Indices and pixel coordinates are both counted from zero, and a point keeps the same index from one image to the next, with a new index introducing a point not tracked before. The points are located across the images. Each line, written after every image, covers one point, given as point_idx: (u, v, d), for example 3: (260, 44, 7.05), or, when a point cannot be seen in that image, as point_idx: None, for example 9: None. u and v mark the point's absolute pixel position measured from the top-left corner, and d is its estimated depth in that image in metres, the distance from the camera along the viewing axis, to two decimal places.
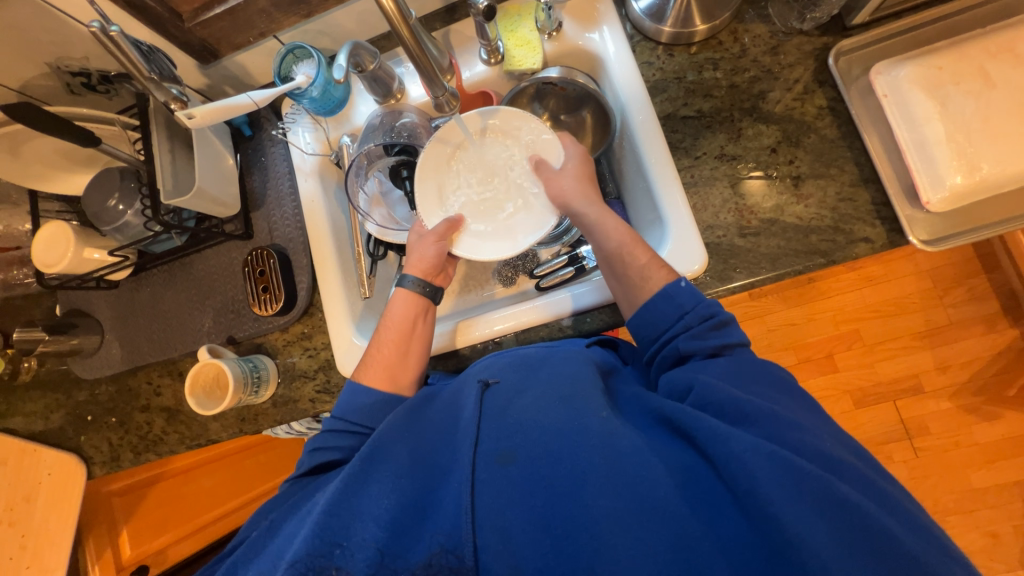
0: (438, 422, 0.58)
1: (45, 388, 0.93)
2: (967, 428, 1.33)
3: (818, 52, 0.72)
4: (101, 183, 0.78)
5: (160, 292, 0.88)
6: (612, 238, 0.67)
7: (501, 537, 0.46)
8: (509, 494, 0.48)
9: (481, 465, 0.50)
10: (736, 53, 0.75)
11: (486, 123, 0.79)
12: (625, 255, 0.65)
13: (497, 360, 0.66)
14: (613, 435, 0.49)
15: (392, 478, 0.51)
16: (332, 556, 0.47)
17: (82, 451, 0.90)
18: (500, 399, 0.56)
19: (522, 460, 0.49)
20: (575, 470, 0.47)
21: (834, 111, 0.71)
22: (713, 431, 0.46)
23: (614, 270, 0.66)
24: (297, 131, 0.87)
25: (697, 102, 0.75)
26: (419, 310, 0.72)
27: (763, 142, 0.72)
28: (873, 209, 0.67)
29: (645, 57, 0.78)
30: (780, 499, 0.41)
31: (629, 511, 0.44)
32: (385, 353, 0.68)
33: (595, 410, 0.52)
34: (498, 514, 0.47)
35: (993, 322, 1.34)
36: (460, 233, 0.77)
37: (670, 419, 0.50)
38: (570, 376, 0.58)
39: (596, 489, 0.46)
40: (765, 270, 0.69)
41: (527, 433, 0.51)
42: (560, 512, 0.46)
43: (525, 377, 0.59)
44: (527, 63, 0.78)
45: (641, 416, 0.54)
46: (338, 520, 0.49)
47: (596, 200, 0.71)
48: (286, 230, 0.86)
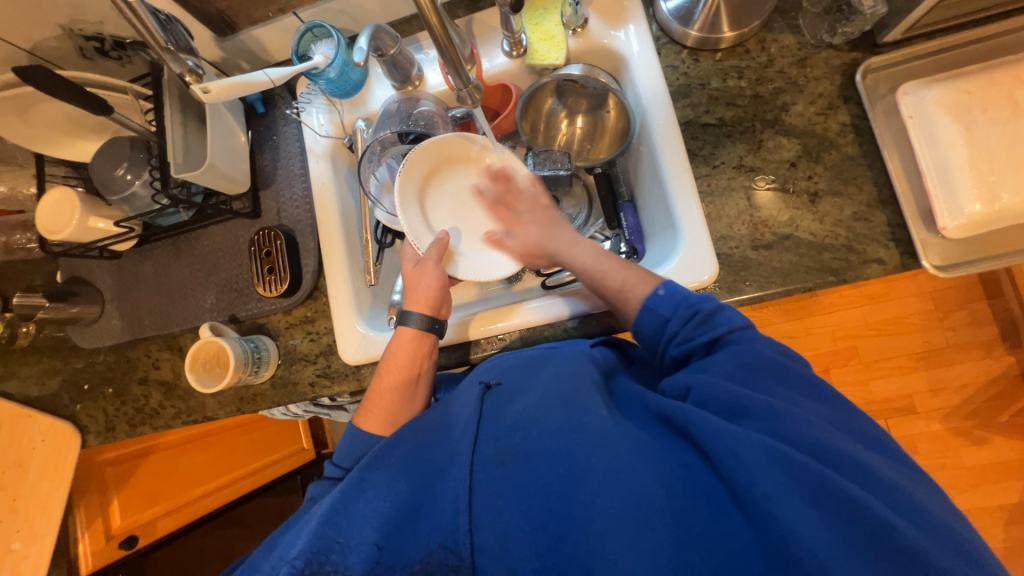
0: (438, 422, 0.58)
1: (42, 353, 0.93)
2: (956, 450, 1.35)
3: (845, 67, 0.72)
4: (110, 151, 0.77)
5: (164, 265, 0.87)
6: (570, 249, 0.72)
7: (500, 538, 0.46)
8: (508, 494, 0.48)
9: (479, 464, 0.50)
10: (762, 62, 0.74)
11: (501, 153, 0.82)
12: (603, 276, 0.67)
13: (501, 361, 0.67)
14: (611, 434, 0.49)
15: (388, 481, 0.52)
16: (331, 552, 0.48)
17: (77, 419, 0.90)
18: (501, 400, 0.57)
19: (520, 457, 0.50)
20: (574, 469, 0.47)
21: (857, 129, 0.70)
22: (710, 428, 0.46)
23: (603, 297, 0.68)
24: (311, 112, 0.86)
25: (719, 110, 0.74)
26: (423, 351, 0.70)
27: (783, 155, 0.71)
28: (888, 231, 0.67)
29: (669, 60, 0.77)
30: (776, 495, 0.41)
31: (627, 509, 0.44)
32: (385, 400, 0.67)
33: (593, 409, 0.52)
34: (497, 514, 0.47)
35: (991, 348, 1.34)
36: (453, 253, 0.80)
37: (667, 418, 0.50)
38: (569, 377, 0.58)
39: (594, 487, 0.46)
40: (775, 284, 0.68)
41: (524, 434, 0.51)
42: (555, 512, 0.46)
43: (526, 379, 0.60)
44: (550, 58, 0.77)
45: (639, 414, 0.54)
46: (336, 526, 0.49)
47: (568, 238, 0.73)
48: (295, 211, 0.85)
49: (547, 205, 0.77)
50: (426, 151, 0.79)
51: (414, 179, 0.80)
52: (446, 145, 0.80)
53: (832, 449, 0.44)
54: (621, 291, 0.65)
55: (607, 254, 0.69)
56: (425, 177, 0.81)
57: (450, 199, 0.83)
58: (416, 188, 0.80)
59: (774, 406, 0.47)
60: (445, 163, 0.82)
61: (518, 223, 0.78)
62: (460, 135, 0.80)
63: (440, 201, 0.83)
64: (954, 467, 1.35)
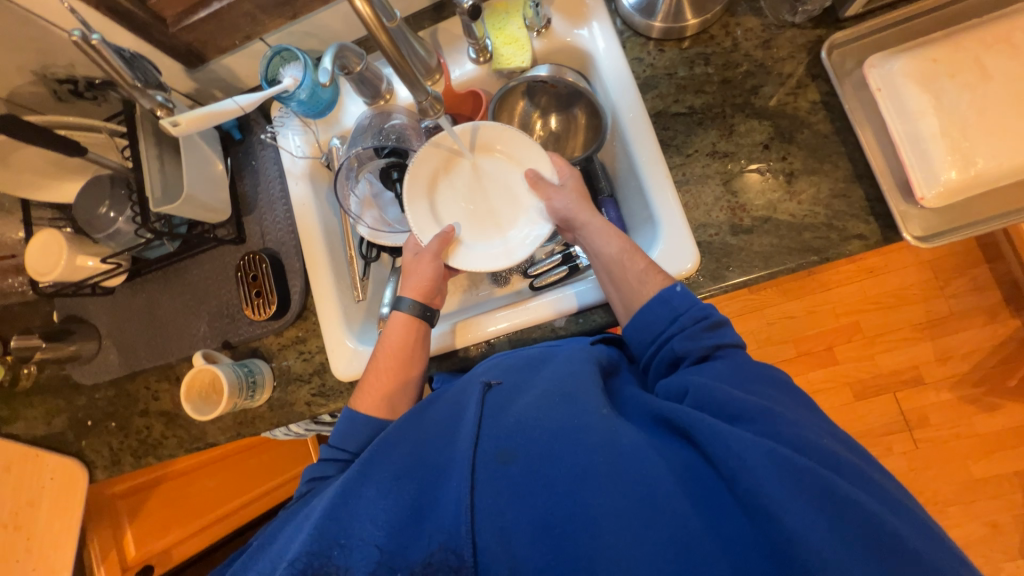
0: (439, 421, 0.57)
1: (45, 394, 0.94)
2: (967, 419, 1.33)
3: (811, 45, 0.71)
4: (92, 190, 0.78)
5: (156, 297, 0.88)
6: (595, 224, 0.69)
7: (501, 538, 0.46)
8: (509, 494, 0.47)
9: (481, 465, 0.50)
10: (728, 47, 0.73)
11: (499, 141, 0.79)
12: (625, 261, 0.65)
13: (503, 359, 0.65)
14: (614, 434, 0.49)
15: (390, 479, 0.52)
16: (332, 553, 0.48)
17: (84, 455, 0.92)
18: (500, 400, 0.56)
19: (523, 459, 0.49)
20: (576, 469, 0.47)
21: (828, 106, 0.69)
22: (713, 431, 0.45)
23: (613, 278, 0.66)
24: (286, 134, 0.87)
25: (688, 98, 0.74)
26: (417, 335, 0.72)
27: (755, 138, 0.71)
28: (867, 206, 0.67)
29: (635, 53, 0.77)
30: (782, 500, 0.40)
31: (628, 509, 0.44)
32: (381, 383, 0.68)
33: (595, 407, 0.52)
34: (499, 515, 0.47)
35: (995, 313, 1.33)
36: (458, 247, 0.77)
37: (667, 418, 0.50)
38: (571, 374, 0.56)
39: (596, 487, 0.46)
40: (758, 268, 0.68)
41: (527, 433, 0.51)
42: (557, 511, 0.45)
43: (525, 377, 0.59)
44: (516, 61, 0.77)
45: (637, 414, 0.54)
46: (338, 523, 0.49)
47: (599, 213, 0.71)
48: (278, 234, 0.86)
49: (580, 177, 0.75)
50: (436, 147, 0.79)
51: (423, 175, 0.79)
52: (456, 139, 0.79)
53: (802, 434, 0.46)
54: (642, 279, 0.63)
55: (628, 242, 0.67)
56: (436, 172, 0.81)
57: (460, 193, 0.81)
58: (426, 182, 0.80)
59: (776, 410, 0.47)
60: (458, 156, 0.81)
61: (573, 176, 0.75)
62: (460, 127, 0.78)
63: (450, 197, 0.81)
64: (968, 436, 1.33)
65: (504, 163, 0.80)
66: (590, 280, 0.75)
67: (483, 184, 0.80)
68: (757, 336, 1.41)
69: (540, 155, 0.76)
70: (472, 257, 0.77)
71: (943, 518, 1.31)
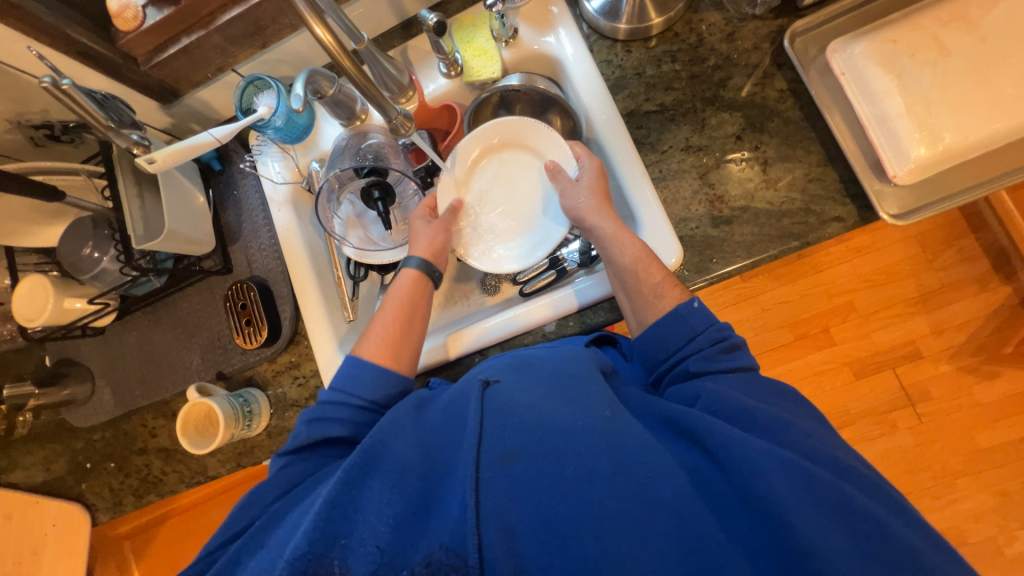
0: (440, 420, 0.55)
1: (42, 440, 0.93)
2: (968, 389, 1.34)
3: (774, 35, 0.72)
4: (75, 233, 0.78)
5: (147, 334, 0.88)
6: (606, 229, 0.68)
7: (506, 537, 0.44)
8: (515, 494, 0.45)
9: (484, 466, 0.47)
10: (693, 43, 0.75)
11: (515, 138, 0.82)
12: (640, 270, 0.64)
13: (500, 360, 0.63)
14: (621, 436, 0.47)
15: (393, 476, 0.48)
16: (332, 554, 0.44)
17: (84, 499, 0.91)
18: (501, 398, 0.53)
19: (526, 459, 0.47)
20: (580, 471, 0.45)
21: (795, 93, 0.70)
22: (725, 435, 0.46)
23: (625, 285, 0.66)
24: (266, 161, 0.87)
25: (659, 96, 0.75)
26: (421, 293, 0.73)
27: (727, 130, 0.72)
28: (842, 188, 0.67)
29: (603, 55, 0.78)
30: (796, 508, 0.41)
31: (635, 512, 0.42)
32: (387, 331, 0.69)
33: (599, 408, 0.50)
34: (502, 514, 0.44)
35: (986, 281, 1.34)
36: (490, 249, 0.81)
37: (677, 421, 0.50)
38: (575, 375, 0.55)
39: (602, 488, 0.44)
40: (740, 258, 0.69)
41: (531, 434, 0.48)
42: (564, 512, 0.44)
43: (526, 377, 0.56)
44: (487, 72, 0.78)
45: (645, 414, 0.54)
46: (340, 513, 0.46)
47: (612, 216, 0.69)
48: (265, 260, 0.86)
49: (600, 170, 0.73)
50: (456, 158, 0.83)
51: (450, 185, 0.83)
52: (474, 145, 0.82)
53: (786, 433, 0.47)
54: (655, 289, 0.63)
55: (642, 250, 0.66)
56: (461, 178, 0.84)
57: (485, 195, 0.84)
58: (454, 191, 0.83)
59: (792, 421, 0.49)
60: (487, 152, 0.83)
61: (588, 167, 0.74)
62: (476, 133, 0.81)
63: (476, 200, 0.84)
64: (970, 406, 1.34)
65: (530, 157, 0.82)
66: (590, 278, 0.74)
67: (509, 178, 0.83)
68: (753, 323, 1.40)
69: (557, 144, 0.78)
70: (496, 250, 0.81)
71: (953, 490, 1.32)
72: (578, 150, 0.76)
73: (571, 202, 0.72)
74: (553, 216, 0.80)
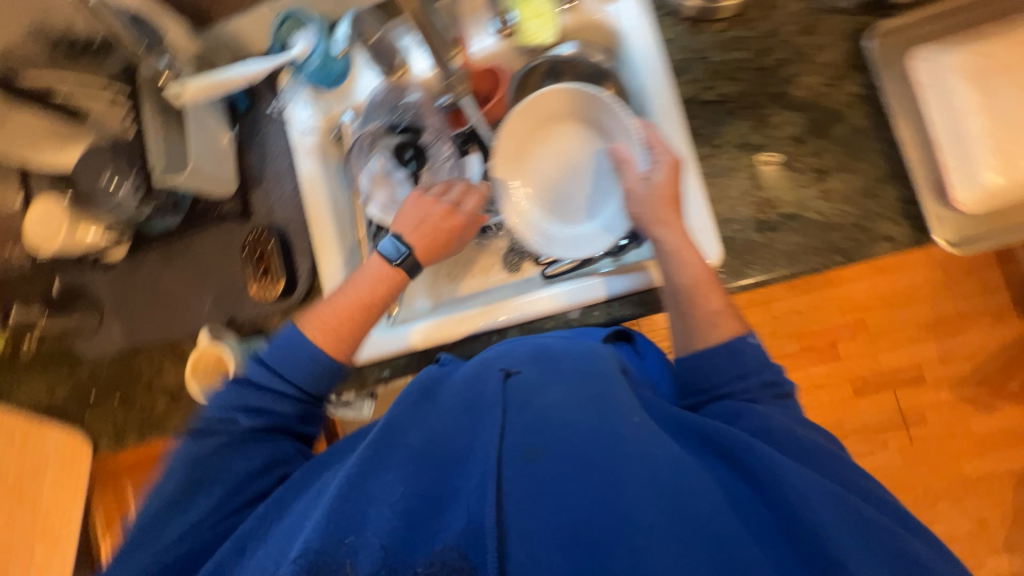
0: (452, 409, 0.51)
1: (46, 365, 0.92)
2: (964, 418, 1.34)
3: (857, 32, 0.67)
4: (91, 161, 0.75)
5: (159, 272, 0.86)
6: (668, 244, 0.62)
7: (528, 542, 0.41)
8: (538, 493, 0.43)
9: (507, 460, 0.45)
10: (766, 31, 0.69)
11: (581, 111, 0.76)
12: (698, 293, 0.59)
13: (504, 353, 0.59)
14: (651, 446, 0.44)
15: (406, 467, 0.47)
16: (343, 551, 0.42)
17: (87, 428, 0.91)
18: (522, 392, 0.51)
19: (550, 455, 0.44)
20: (609, 476, 0.42)
21: (868, 100, 0.66)
22: (769, 464, 0.43)
23: (676, 305, 0.61)
24: (296, 105, 0.82)
25: (721, 85, 0.70)
26: (383, 286, 0.65)
27: (788, 131, 0.68)
28: (900, 207, 0.64)
29: (668, 33, 0.73)
30: (845, 544, 0.39)
31: (669, 527, 0.40)
32: (331, 318, 0.62)
33: (627, 415, 0.47)
34: (525, 515, 0.42)
35: (1002, 315, 1.32)
36: (546, 230, 0.76)
37: (708, 437, 0.47)
38: (597, 372, 0.52)
39: (633, 497, 0.41)
40: (781, 267, 0.66)
41: (558, 430, 0.46)
42: (593, 521, 0.41)
43: (546, 371, 0.53)
44: (541, 37, 0.74)
45: (668, 424, 0.50)
46: (354, 504, 0.45)
47: (678, 226, 0.62)
48: (286, 210, 0.83)
49: (672, 167, 0.63)
50: (517, 122, 0.76)
51: (509, 154, 0.77)
52: (537, 112, 0.76)
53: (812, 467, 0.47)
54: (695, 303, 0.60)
55: (704, 268, 0.61)
56: (519, 148, 0.78)
57: (543, 171, 0.79)
58: (513, 159, 0.77)
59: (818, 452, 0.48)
60: (550, 122, 0.78)
61: (660, 163, 0.64)
62: (541, 96, 0.74)
63: (534, 174, 0.79)
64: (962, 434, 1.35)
65: (590, 132, 0.77)
66: (621, 270, 0.72)
67: (567, 154, 0.79)
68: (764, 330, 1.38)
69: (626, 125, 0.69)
70: (550, 231, 0.76)
71: (933, 513, 1.34)
72: (651, 134, 0.65)
73: (637, 205, 0.64)
74: (611, 212, 0.75)
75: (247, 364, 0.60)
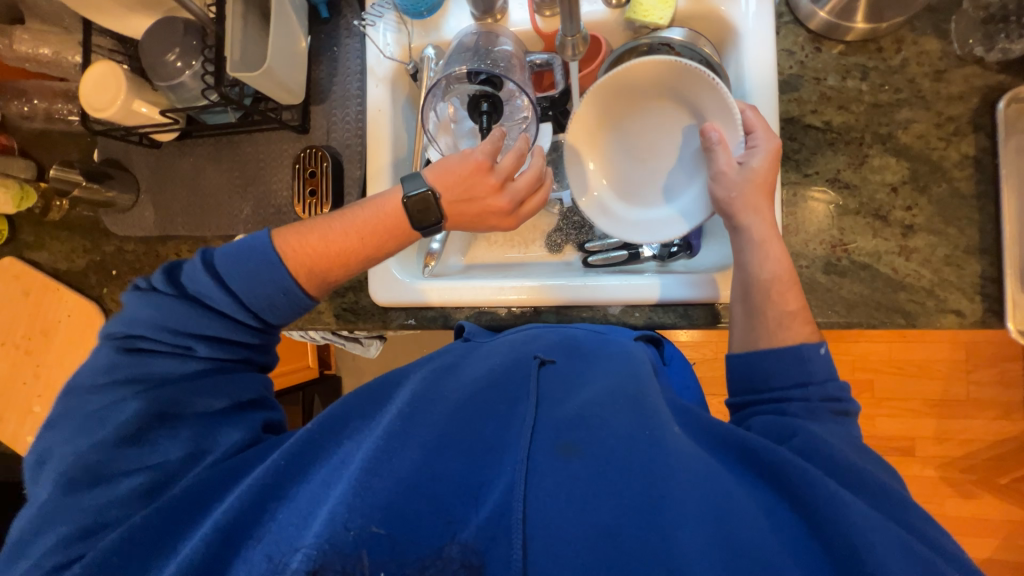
0: (482, 389, 0.51)
1: (73, 231, 0.92)
2: (941, 498, 1.34)
3: (986, 90, 0.63)
4: (161, 32, 0.71)
5: (203, 165, 0.84)
6: (754, 234, 0.59)
7: (559, 541, 0.39)
8: (573, 489, 0.41)
9: (539, 453, 0.43)
10: (893, 66, 0.65)
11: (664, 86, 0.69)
12: (774, 288, 0.57)
13: (543, 334, 0.61)
14: (692, 459, 0.43)
15: (432, 444, 0.46)
16: (365, 539, 0.39)
17: (104, 301, 0.91)
18: (555, 386, 0.51)
19: (586, 454, 0.43)
20: (649, 485, 0.41)
21: (979, 164, 0.62)
22: (817, 484, 0.39)
23: (748, 301, 0.58)
24: (378, 28, 0.78)
25: (828, 112, 0.66)
26: (394, 233, 0.60)
27: (886, 178, 0.64)
28: (977, 283, 0.62)
29: (786, 43, 0.68)
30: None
31: (712, 545, 0.37)
32: (328, 253, 0.58)
33: (665, 421, 0.46)
34: (558, 515, 0.40)
35: (1009, 410, 1.30)
36: (616, 213, 0.73)
37: (750, 451, 0.43)
38: (632, 376, 0.52)
39: (672, 510, 0.39)
40: (837, 314, 0.64)
41: (592, 428, 0.45)
42: (628, 527, 0.39)
43: (582, 369, 0.54)
44: (654, 16, 0.68)
45: (699, 434, 0.47)
46: (378, 480, 0.42)
47: (766, 218, 0.60)
48: (345, 133, 0.80)
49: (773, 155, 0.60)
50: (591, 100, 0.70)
51: (582, 130, 0.72)
52: (613, 85, 0.69)
53: None
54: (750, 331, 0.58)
55: (786, 267, 0.58)
56: (592, 126, 0.73)
57: (615, 149, 0.74)
58: (586, 136, 0.73)
59: None
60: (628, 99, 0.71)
61: (762, 152, 0.60)
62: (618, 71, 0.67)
63: (605, 151, 0.75)
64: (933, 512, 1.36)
65: (672, 108, 0.70)
66: (679, 276, 0.70)
67: (644, 132, 0.72)
68: None
69: (724, 107, 0.64)
70: (621, 216, 0.73)
71: None
72: (753, 119, 0.62)
73: (730, 194, 0.61)
74: (688, 196, 0.70)
75: (195, 257, 0.55)
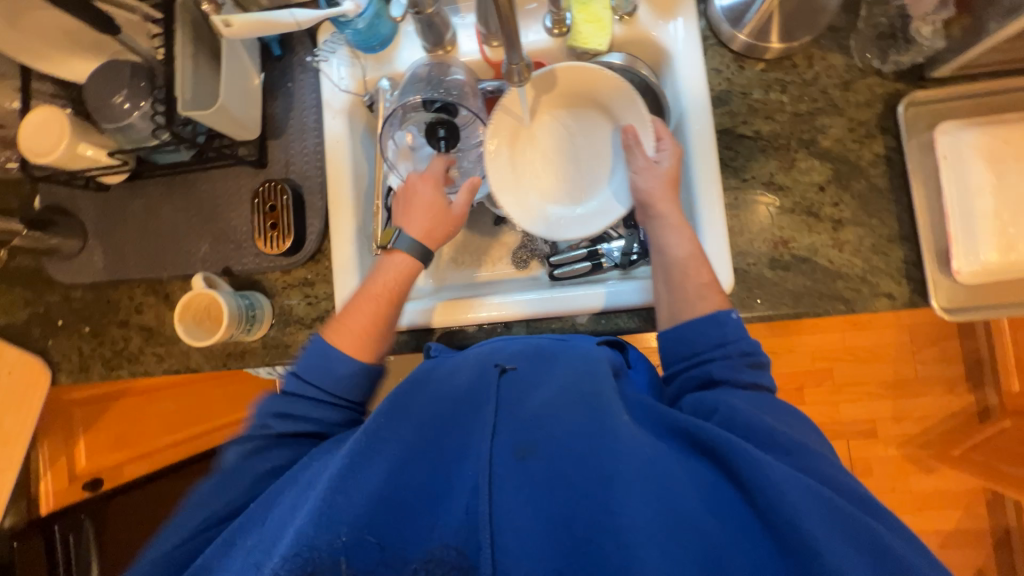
0: (444, 400, 0.52)
1: (13, 282, 0.87)
2: (906, 476, 1.41)
3: (888, 97, 0.71)
4: (107, 75, 0.71)
5: (156, 205, 0.82)
6: (670, 219, 0.65)
7: (519, 536, 0.41)
8: (530, 489, 0.44)
9: (499, 458, 0.45)
10: (807, 79, 0.72)
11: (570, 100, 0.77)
12: (690, 267, 0.63)
13: (504, 345, 0.61)
14: (639, 446, 0.45)
15: (397, 458, 0.46)
16: (335, 552, 0.40)
17: (48, 354, 0.85)
18: (514, 388, 0.52)
19: (542, 454, 0.45)
20: (600, 475, 0.44)
21: (890, 161, 0.70)
22: (749, 456, 0.42)
23: (669, 277, 0.64)
24: (332, 62, 0.80)
25: (757, 122, 0.73)
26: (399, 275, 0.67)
27: (813, 178, 0.71)
28: (903, 268, 0.68)
29: (714, 63, 0.74)
30: (822, 533, 0.38)
31: (656, 523, 0.40)
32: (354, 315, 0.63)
33: (616, 412, 0.48)
34: (515, 513, 0.42)
35: (953, 385, 1.39)
36: (548, 216, 0.76)
37: (692, 434, 0.46)
38: (589, 373, 0.53)
39: (620, 496, 0.42)
40: (786, 306, 0.69)
41: (548, 430, 0.47)
42: (581, 518, 0.42)
43: (538, 369, 0.54)
44: (593, 42, 0.73)
45: (653, 424, 0.49)
46: (344, 498, 0.42)
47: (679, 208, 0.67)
48: (304, 165, 0.81)
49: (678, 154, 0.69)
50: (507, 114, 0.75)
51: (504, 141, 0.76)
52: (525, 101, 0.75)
53: None
54: None
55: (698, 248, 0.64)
56: (513, 138, 0.77)
57: (537, 157, 0.79)
58: (508, 146, 0.77)
59: None
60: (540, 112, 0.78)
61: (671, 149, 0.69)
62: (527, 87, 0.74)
63: (529, 159, 0.78)
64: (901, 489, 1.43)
65: (580, 118, 0.77)
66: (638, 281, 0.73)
67: (560, 141, 0.78)
68: None
69: (636, 112, 0.72)
70: (553, 218, 0.76)
71: None
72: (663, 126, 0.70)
73: (650, 185, 0.68)
74: (613, 193, 0.76)
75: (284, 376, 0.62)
